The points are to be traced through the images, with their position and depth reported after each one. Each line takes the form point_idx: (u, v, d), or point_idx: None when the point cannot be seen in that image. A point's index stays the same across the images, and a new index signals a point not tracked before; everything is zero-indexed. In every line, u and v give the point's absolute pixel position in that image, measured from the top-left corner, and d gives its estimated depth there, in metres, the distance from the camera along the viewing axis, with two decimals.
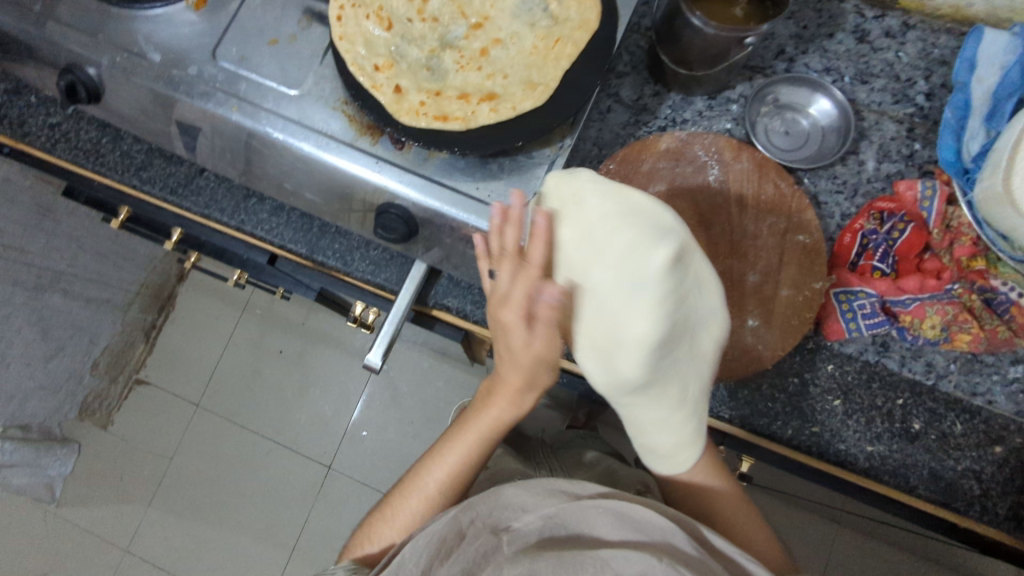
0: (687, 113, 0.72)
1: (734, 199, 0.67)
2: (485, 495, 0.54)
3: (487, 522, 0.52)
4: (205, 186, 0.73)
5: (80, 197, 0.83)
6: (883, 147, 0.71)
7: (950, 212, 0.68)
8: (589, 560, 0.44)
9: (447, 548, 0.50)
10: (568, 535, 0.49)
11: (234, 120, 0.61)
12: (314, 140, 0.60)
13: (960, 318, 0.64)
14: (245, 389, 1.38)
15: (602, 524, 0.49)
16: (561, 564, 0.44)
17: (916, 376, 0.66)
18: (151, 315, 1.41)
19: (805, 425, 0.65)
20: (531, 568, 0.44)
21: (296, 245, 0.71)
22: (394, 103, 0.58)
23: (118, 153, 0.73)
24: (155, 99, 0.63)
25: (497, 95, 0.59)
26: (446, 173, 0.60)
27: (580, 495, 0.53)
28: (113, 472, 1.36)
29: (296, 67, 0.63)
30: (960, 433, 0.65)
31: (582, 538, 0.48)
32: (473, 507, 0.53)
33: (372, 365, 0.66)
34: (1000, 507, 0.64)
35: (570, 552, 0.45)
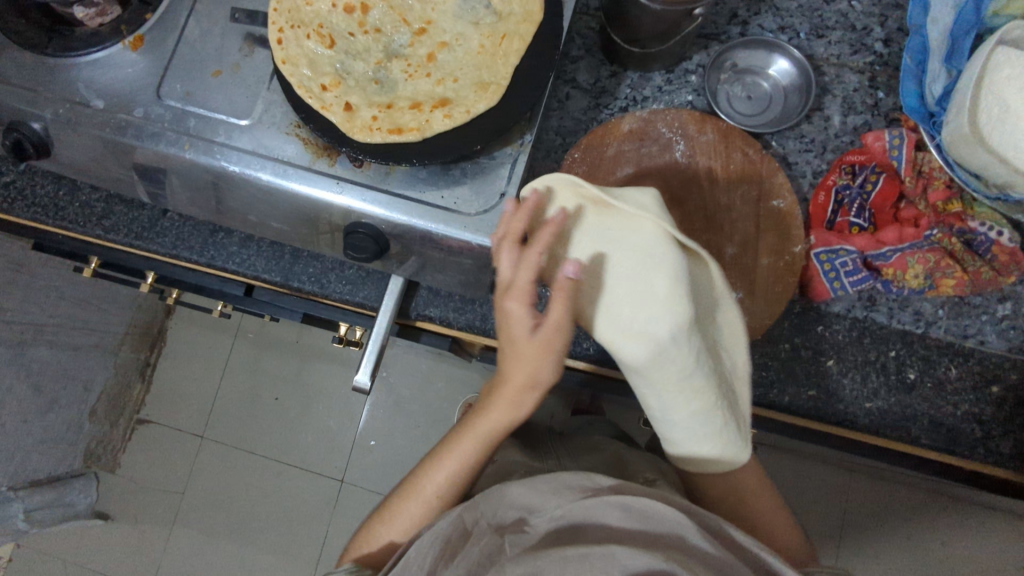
0: (647, 90, 0.71)
1: (703, 172, 0.66)
2: (490, 492, 0.51)
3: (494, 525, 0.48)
4: (170, 227, 0.71)
5: (49, 250, 0.82)
6: (847, 100, 0.70)
7: (919, 158, 0.67)
8: (593, 555, 0.41)
9: (453, 548, 0.48)
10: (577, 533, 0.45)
11: (188, 158, 0.60)
12: (272, 169, 0.59)
13: (942, 264, 0.63)
14: (247, 414, 1.37)
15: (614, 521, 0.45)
16: (564, 562, 0.40)
17: (905, 327, 0.66)
18: (143, 353, 1.40)
19: (801, 390, 0.65)
20: (534, 568, 0.41)
21: (269, 274, 0.70)
22: (346, 121, 0.56)
23: (77, 204, 0.71)
24: (105, 146, 0.62)
25: (449, 100, 0.58)
26: (409, 185, 0.59)
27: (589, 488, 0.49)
28: (128, 514, 1.36)
29: (243, 96, 0.62)
30: (956, 378, 0.65)
31: (592, 534, 0.45)
32: (478, 507, 0.50)
33: (361, 386, 0.65)
34: (1004, 446, 0.64)
35: (576, 550, 0.41)
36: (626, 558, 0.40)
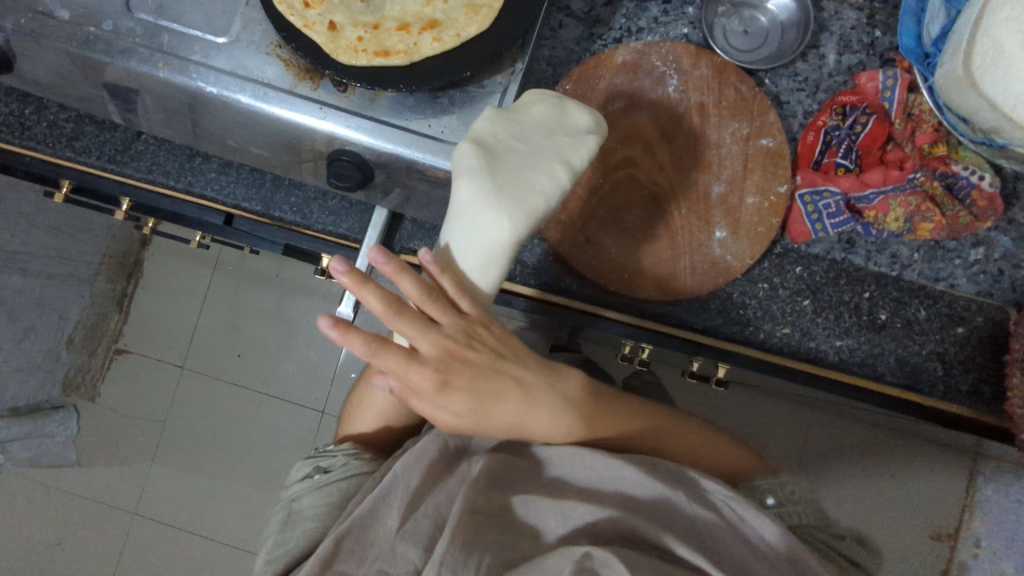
0: (642, 21, 0.69)
1: (694, 108, 0.65)
2: (495, 436, 0.53)
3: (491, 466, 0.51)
4: (145, 149, 0.69)
5: (18, 173, 0.79)
6: (844, 38, 0.69)
7: (911, 100, 0.67)
8: (550, 549, 0.45)
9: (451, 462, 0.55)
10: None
11: (162, 77, 0.57)
12: (250, 91, 0.57)
13: (923, 208, 0.64)
14: (227, 346, 1.37)
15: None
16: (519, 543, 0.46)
17: (881, 269, 0.68)
18: (119, 283, 1.38)
19: (776, 327, 0.67)
20: (476, 548, 0.45)
21: (250, 203, 0.69)
22: (329, 41, 0.54)
23: (45, 123, 0.68)
24: (73, 62, 0.59)
25: (438, 22, 0.56)
26: (395, 111, 0.58)
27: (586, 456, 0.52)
28: (109, 443, 1.36)
29: (219, 13, 0.59)
30: (924, 319, 0.67)
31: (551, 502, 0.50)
32: (478, 455, 0.53)
33: (344, 317, 0.65)
34: (962, 384, 0.67)
35: (539, 527, 0.45)
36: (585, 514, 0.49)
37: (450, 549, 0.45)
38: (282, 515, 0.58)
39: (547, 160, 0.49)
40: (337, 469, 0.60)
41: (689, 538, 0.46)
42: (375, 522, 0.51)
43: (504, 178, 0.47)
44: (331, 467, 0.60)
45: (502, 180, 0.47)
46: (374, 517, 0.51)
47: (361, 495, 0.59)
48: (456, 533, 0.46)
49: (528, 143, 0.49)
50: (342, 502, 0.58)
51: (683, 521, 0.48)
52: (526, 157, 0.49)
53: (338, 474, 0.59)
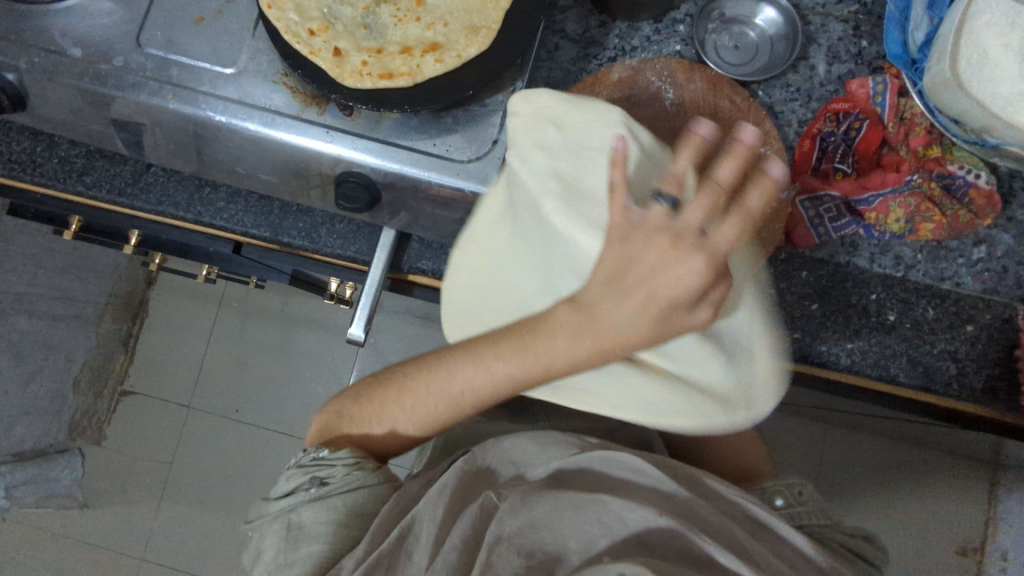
0: (635, 40, 0.71)
1: (691, 120, 0.67)
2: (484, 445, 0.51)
3: (493, 479, 0.48)
4: (154, 182, 0.70)
5: (29, 213, 0.80)
6: (832, 49, 0.71)
7: (901, 104, 0.68)
8: (590, 502, 0.39)
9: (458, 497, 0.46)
10: (568, 483, 0.44)
11: (171, 108, 0.59)
12: (259, 118, 0.59)
13: (923, 208, 0.65)
14: (234, 383, 1.36)
15: (606, 475, 0.44)
16: (560, 509, 0.39)
17: (886, 270, 0.68)
18: (124, 324, 1.37)
19: (786, 332, 0.67)
20: (531, 518, 0.39)
21: (258, 230, 0.69)
22: (335, 66, 0.56)
23: (56, 160, 0.69)
24: (84, 97, 0.60)
25: (440, 45, 0.58)
26: (399, 133, 0.59)
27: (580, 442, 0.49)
28: (114, 486, 1.34)
29: (227, 46, 0.61)
30: (933, 318, 0.67)
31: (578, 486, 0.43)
32: (476, 457, 0.50)
33: (355, 339, 0.65)
34: (977, 382, 0.66)
35: (570, 497, 0.40)
36: (622, 511, 0.39)
37: (513, 526, 0.39)
38: (280, 535, 0.48)
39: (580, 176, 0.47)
40: (336, 481, 0.49)
41: (724, 534, 0.39)
42: (402, 554, 0.44)
43: (574, 193, 0.46)
44: (324, 476, 0.49)
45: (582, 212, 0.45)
46: (401, 549, 0.45)
47: (370, 509, 0.50)
48: (512, 511, 0.40)
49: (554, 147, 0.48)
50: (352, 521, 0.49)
51: (713, 520, 0.41)
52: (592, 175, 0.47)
53: (339, 486, 0.49)
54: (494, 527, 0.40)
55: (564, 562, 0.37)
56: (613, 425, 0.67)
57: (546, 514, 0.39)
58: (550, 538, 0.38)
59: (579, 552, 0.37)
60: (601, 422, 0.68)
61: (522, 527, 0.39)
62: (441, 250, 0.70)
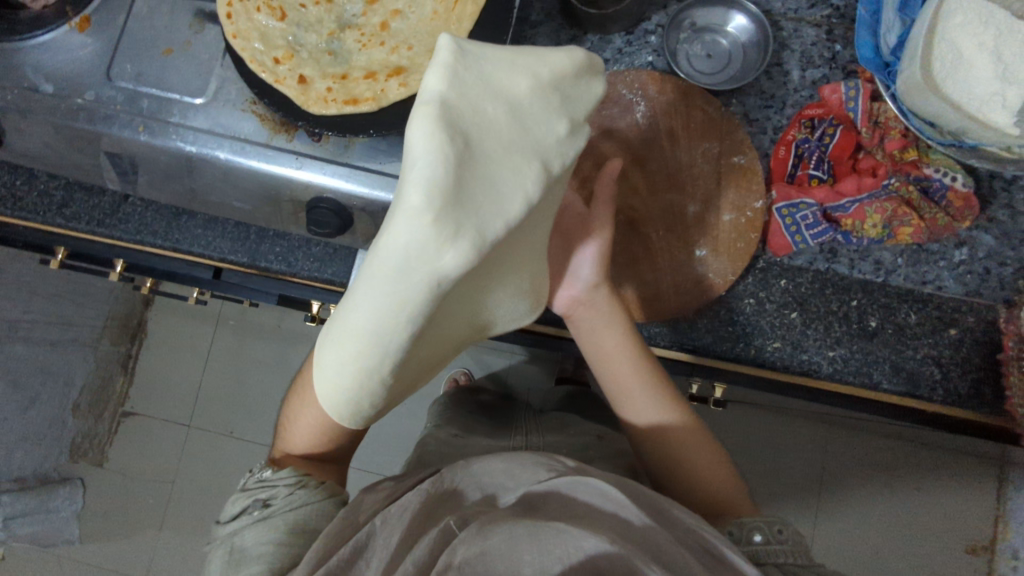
0: (607, 52, 0.71)
1: (664, 132, 0.67)
2: (454, 467, 0.50)
3: (459, 501, 0.47)
4: (133, 212, 0.70)
5: (17, 244, 0.81)
6: (806, 54, 0.70)
7: (875, 108, 0.67)
8: (545, 528, 0.39)
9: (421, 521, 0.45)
10: (537, 506, 0.44)
11: (143, 140, 0.59)
12: (228, 147, 0.59)
13: (900, 212, 0.65)
14: (232, 401, 1.37)
15: (574, 498, 0.44)
16: (514, 540, 0.38)
17: (866, 276, 0.67)
18: (124, 345, 1.38)
19: (767, 342, 0.66)
20: (483, 547, 0.38)
21: (236, 255, 0.70)
22: (300, 94, 0.56)
23: (35, 193, 0.70)
24: (58, 132, 0.61)
25: (404, 68, 0.58)
26: (369, 157, 0.59)
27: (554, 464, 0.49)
28: (118, 509, 1.36)
29: (196, 75, 0.61)
30: (915, 323, 0.66)
31: (548, 509, 0.43)
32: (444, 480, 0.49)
33: None
34: (962, 386, 0.66)
35: (525, 525, 0.39)
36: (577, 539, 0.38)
37: (466, 554, 0.38)
38: (223, 559, 0.50)
39: (506, 148, 0.39)
40: (279, 502, 0.52)
41: (678, 562, 0.39)
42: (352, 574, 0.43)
43: (462, 200, 0.37)
44: (270, 497, 0.52)
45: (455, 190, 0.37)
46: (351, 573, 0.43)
47: (314, 526, 0.51)
48: (468, 539, 0.39)
49: (501, 131, 0.39)
50: (290, 537, 0.50)
51: (669, 550, 0.40)
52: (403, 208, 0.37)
53: (281, 507, 0.52)
54: (447, 556, 0.39)
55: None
56: (588, 447, 0.67)
57: (501, 542, 0.38)
58: (503, 561, 0.37)
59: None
60: (576, 443, 0.68)
61: (473, 557, 0.37)
62: None
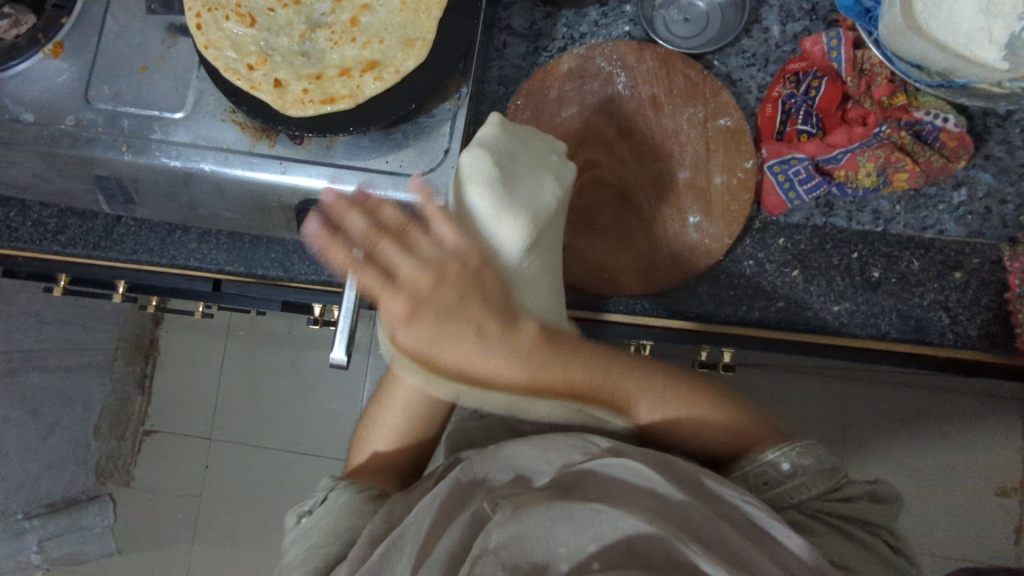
0: (583, 26, 0.70)
1: (647, 101, 0.66)
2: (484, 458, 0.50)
3: (490, 485, 0.47)
4: (126, 232, 0.71)
5: (19, 275, 0.82)
6: (785, 8, 0.69)
7: (859, 56, 0.66)
8: (581, 509, 0.39)
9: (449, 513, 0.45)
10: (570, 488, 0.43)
11: (127, 160, 0.59)
12: (212, 158, 0.59)
13: (893, 159, 0.63)
14: (250, 410, 1.38)
15: (605, 477, 0.44)
16: (552, 521, 0.38)
17: (865, 227, 0.67)
18: (138, 364, 1.42)
19: (769, 303, 0.66)
20: (522, 529, 0.38)
21: (233, 265, 0.70)
22: (277, 98, 0.56)
23: (30, 223, 0.70)
24: (44, 160, 0.61)
25: (377, 62, 0.57)
26: (353, 154, 0.59)
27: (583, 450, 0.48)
28: (150, 524, 1.39)
29: (174, 90, 0.61)
30: (919, 269, 0.66)
31: (582, 489, 0.43)
32: (470, 472, 0.48)
33: (339, 362, 0.64)
34: (972, 328, 0.65)
35: (561, 505, 0.39)
36: (615, 519, 0.38)
37: (501, 537, 0.38)
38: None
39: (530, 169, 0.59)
40: (318, 512, 0.54)
41: (715, 541, 0.39)
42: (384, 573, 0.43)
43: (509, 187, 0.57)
44: (313, 507, 0.56)
45: (513, 172, 0.58)
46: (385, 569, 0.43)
47: (345, 523, 0.52)
48: (502, 523, 0.39)
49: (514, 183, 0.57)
50: (328, 537, 0.51)
51: (705, 525, 0.40)
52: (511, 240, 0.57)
53: (321, 514, 0.54)
54: (481, 540, 0.39)
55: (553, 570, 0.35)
56: None
57: (536, 526, 0.38)
58: (541, 548, 0.37)
59: (569, 558, 0.36)
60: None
61: (510, 539, 0.37)
62: None
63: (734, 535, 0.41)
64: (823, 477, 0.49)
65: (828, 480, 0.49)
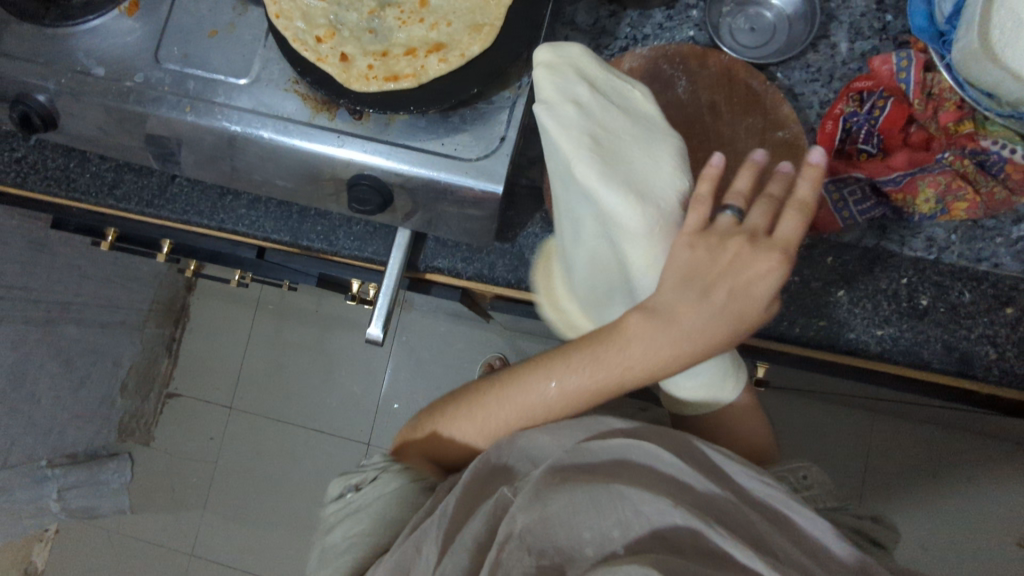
0: (647, 28, 0.70)
1: (706, 107, 0.65)
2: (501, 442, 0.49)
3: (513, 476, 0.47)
4: (179, 192, 0.72)
5: (69, 227, 0.83)
6: (854, 26, 0.68)
7: (928, 79, 0.65)
8: (602, 492, 0.38)
9: (473, 497, 0.46)
10: (593, 470, 0.42)
11: (189, 121, 0.61)
12: (272, 126, 0.60)
13: (954, 187, 0.62)
14: (272, 383, 1.40)
15: (629, 459, 0.43)
16: (575, 506, 0.37)
17: (917, 254, 0.65)
18: (168, 329, 1.46)
19: (811, 320, 0.65)
20: (545, 514, 0.37)
21: (279, 235, 0.71)
22: (342, 72, 0.57)
23: (88, 175, 0.72)
24: (110, 114, 0.62)
25: (443, 45, 0.58)
26: (410, 135, 0.59)
27: (601, 435, 0.48)
28: (166, 484, 1.41)
29: (241, 57, 0.62)
30: (969, 301, 0.64)
31: (604, 472, 0.42)
32: (494, 454, 0.49)
33: (374, 338, 0.65)
34: (1019, 367, 0.63)
35: (584, 490, 0.38)
36: (640, 503, 0.38)
37: (524, 521, 0.37)
38: (321, 550, 0.54)
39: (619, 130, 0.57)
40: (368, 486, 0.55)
41: (741, 526, 0.40)
42: None
43: (619, 150, 0.56)
44: (360, 482, 0.56)
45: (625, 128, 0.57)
46: None
47: (397, 515, 0.52)
48: (525, 506, 0.38)
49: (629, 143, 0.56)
50: (383, 526, 0.52)
51: (731, 510, 0.41)
52: (637, 244, 0.53)
53: (371, 492, 0.54)
54: (504, 524, 0.38)
55: (579, 556, 0.36)
56: None
57: (561, 509, 0.37)
58: (564, 533, 0.37)
59: (593, 542, 0.37)
60: (620, 420, 0.69)
61: (534, 522, 0.37)
62: (456, 247, 0.70)
63: (758, 520, 0.41)
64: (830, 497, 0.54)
65: (837, 502, 0.53)
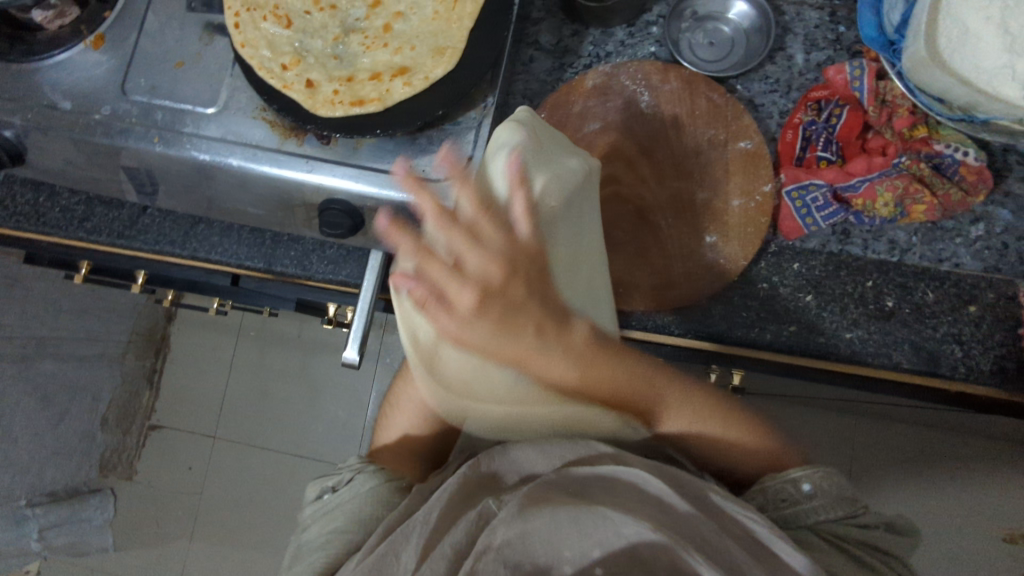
0: (610, 45, 0.72)
1: (669, 120, 0.67)
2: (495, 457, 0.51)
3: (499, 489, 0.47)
4: (150, 223, 0.72)
5: (42, 261, 0.83)
6: (809, 38, 0.70)
7: (881, 87, 0.67)
8: (586, 513, 0.39)
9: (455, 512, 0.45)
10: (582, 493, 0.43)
11: (157, 151, 0.61)
12: (240, 153, 0.60)
13: (911, 190, 0.64)
14: (256, 411, 1.38)
15: (616, 484, 0.44)
16: (556, 525, 0.38)
17: (881, 256, 0.67)
18: (148, 360, 1.42)
19: (782, 326, 0.66)
20: (527, 530, 0.38)
21: (252, 261, 0.71)
22: (308, 98, 0.58)
23: (58, 209, 0.72)
24: (78, 148, 0.63)
25: (407, 68, 0.59)
26: (377, 157, 0.60)
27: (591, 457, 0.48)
28: (149, 519, 1.39)
29: (208, 86, 0.63)
30: (933, 301, 0.66)
31: (591, 495, 0.42)
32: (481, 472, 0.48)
33: (351, 362, 0.65)
34: (985, 364, 0.65)
35: (568, 509, 0.39)
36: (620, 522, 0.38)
37: (507, 536, 0.38)
38: (293, 553, 0.56)
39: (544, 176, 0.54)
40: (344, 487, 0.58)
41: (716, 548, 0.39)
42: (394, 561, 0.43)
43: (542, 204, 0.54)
44: (338, 484, 0.59)
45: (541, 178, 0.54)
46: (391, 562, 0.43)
47: (366, 507, 0.56)
48: (509, 521, 0.39)
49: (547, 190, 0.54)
50: (349, 523, 0.54)
51: (711, 537, 0.40)
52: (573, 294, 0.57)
53: (343, 494, 0.57)
54: (484, 537, 0.39)
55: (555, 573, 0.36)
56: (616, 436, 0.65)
57: (542, 527, 0.38)
58: (543, 550, 0.37)
59: (573, 561, 0.36)
60: None
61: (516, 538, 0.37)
62: None
63: (740, 549, 0.40)
64: (843, 503, 0.50)
65: (847, 505, 0.50)
